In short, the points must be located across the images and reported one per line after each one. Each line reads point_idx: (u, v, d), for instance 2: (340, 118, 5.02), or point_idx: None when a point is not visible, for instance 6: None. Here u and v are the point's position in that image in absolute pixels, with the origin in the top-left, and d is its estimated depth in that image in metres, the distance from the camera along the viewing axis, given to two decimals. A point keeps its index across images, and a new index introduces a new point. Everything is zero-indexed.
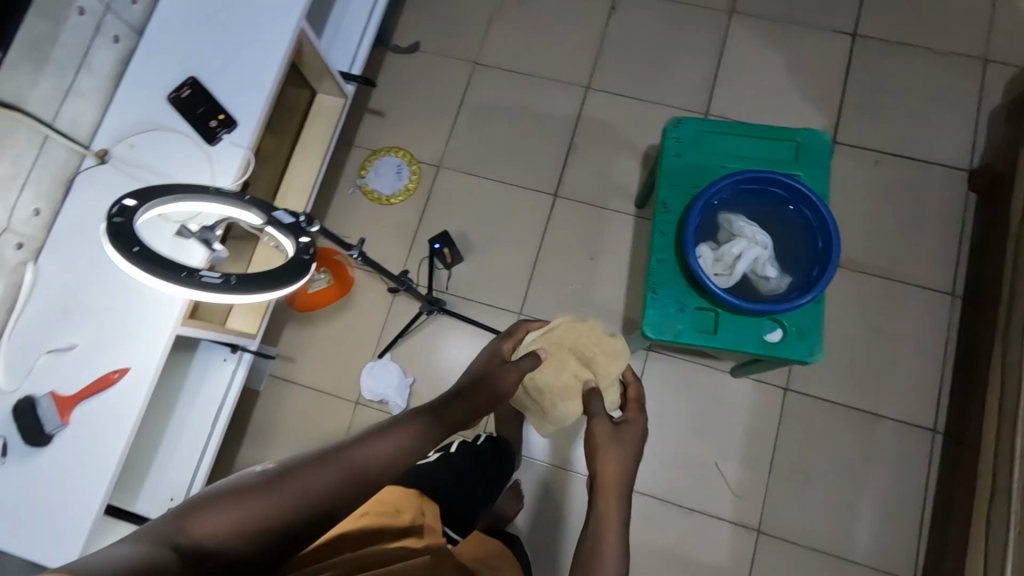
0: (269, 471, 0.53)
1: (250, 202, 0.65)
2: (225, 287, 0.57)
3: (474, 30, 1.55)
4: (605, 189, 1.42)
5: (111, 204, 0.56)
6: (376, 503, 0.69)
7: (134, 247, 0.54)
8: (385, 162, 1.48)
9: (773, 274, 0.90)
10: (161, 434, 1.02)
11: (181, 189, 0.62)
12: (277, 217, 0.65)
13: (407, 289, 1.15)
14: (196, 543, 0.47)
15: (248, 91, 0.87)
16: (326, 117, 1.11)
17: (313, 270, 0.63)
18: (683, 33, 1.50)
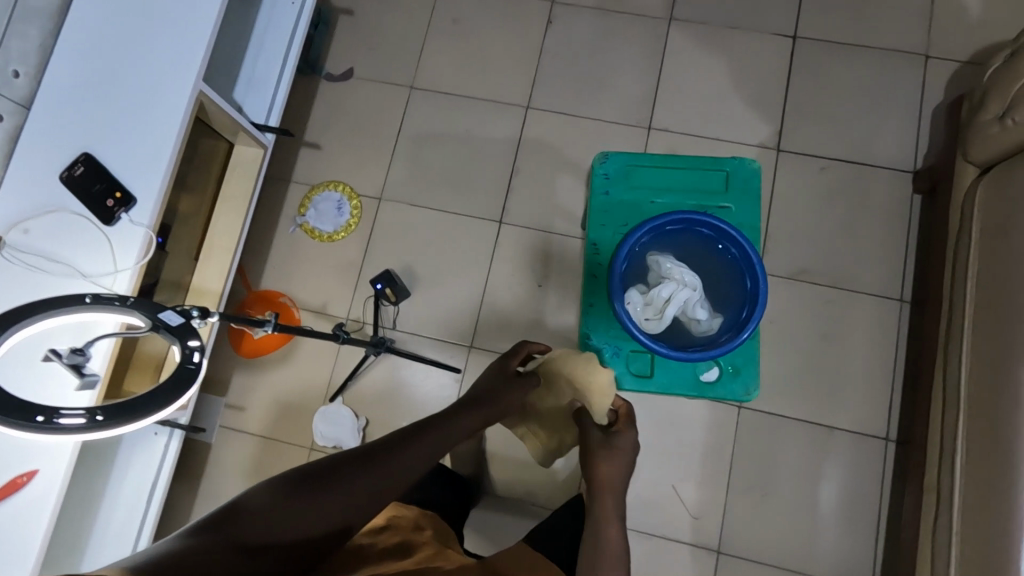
0: (314, 474, 0.72)
1: (134, 306, 0.62)
2: (93, 425, 0.57)
3: (408, 52, 1.50)
4: (551, 213, 1.39)
5: None
6: (396, 518, 0.87)
7: None
8: (325, 198, 1.43)
9: (704, 316, 0.89)
10: (92, 513, 1.09)
11: (53, 304, 0.60)
12: (163, 321, 0.62)
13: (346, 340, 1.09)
14: (250, 529, 0.62)
15: (146, 164, 0.83)
16: (246, 170, 1.07)
17: (198, 378, 0.61)
18: (622, 43, 1.46)
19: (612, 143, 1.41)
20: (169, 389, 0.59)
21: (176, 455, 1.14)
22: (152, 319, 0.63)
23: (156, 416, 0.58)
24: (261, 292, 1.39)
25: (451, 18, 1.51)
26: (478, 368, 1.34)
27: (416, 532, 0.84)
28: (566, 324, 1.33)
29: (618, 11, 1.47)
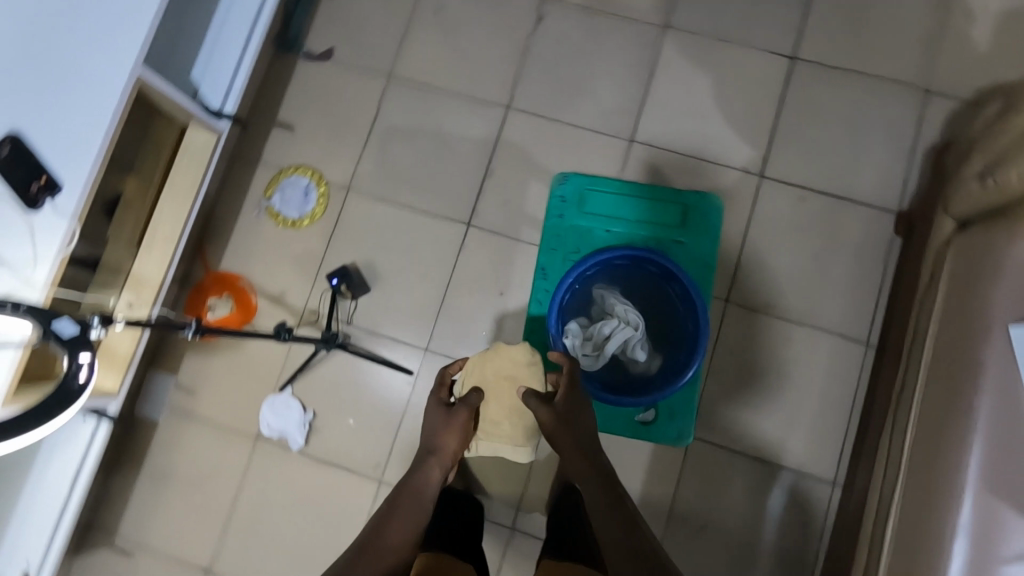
0: None
1: (26, 312, 0.63)
2: None
3: (391, 38, 1.45)
4: (520, 220, 1.36)
5: None
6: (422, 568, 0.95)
7: None
8: (292, 183, 1.40)
9: (642, 356, 0.96)
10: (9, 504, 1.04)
11: None
12: (56, 330, 0.62)
13: (287, 339, 1.10)
14: None
15: (77, 151, 0.80)
16: (195, 157, 1.04)
17: (83, 396, 0.60)
18: (610, 49, 1.41)
19: (590, 152, 1.37)
20: (49, 406, 0.57)
21: (102, 444, 1.07)
22: (46, 327, 0.63)
23: (33, 433, 0.56)
24: (219, 274, 1.37)
25: (437, 5, 1.45)
26: (430, 371, 1.32)
27: None
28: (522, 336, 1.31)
29: (610, 14, 1.42)
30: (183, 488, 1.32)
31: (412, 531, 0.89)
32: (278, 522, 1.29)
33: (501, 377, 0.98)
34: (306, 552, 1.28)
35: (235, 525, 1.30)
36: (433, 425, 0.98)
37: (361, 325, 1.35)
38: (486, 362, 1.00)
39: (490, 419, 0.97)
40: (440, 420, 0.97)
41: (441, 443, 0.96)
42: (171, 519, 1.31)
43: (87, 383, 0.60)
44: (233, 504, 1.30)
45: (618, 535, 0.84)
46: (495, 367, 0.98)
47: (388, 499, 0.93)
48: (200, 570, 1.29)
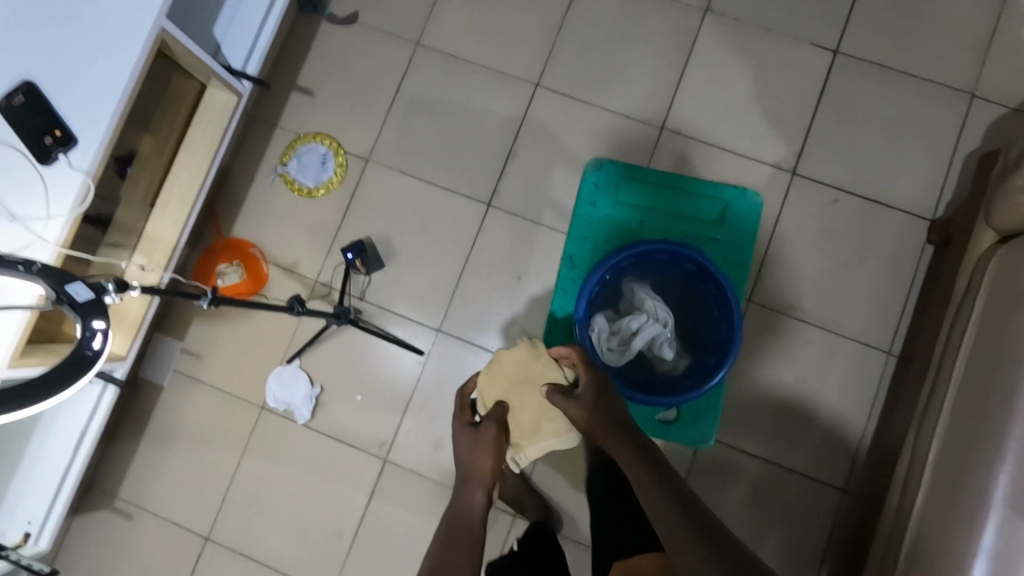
0: None
1: (39, 273, 0.59)
2: None
3: (420, 5, 1.39)
4: (542, 203, 1.32)
5: None
6: None
7: None
8: (309, 150, 1.36)
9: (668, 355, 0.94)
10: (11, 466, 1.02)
11: None
12: (70, 294, 0.59)
13: (301, 313, 1.06)
14: None
15: (94, 105, 0.76)
16: (214, 118, 1.00)
17: (98, 365, 0.58)
18: (646, 31, 1.35)
19: (618, 138, 1.33)
20: (59, 375, 0.55)
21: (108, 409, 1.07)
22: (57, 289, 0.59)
23: (40, 406, 0.54)
24: (231, 241, 1.34)
25: None
26: (442, 353, 1.30)
27: None
28: (537, 323, 1.28)
29: None
30: (185, 454, 1.30)
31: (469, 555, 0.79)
32: (280, 494, 1.28)
33: (518, 382, 0.98)
34: (307, 526, 1.27)
35: (236, 495, 1.29)
36: (463, 451, 0.94)
37: (374, 301, 1.32)
38: (496, 373, 1.00)
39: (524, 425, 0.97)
40: (472, 442, 0.94)
41: (474, 462, 0.92)
42: (172, 485, 1.29)
43: (101, 351, 0.58)
44: (236, 474, 1.29)
45: (684, 525, 0.66)
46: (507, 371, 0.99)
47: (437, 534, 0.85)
48: (200, 537, 1.28)
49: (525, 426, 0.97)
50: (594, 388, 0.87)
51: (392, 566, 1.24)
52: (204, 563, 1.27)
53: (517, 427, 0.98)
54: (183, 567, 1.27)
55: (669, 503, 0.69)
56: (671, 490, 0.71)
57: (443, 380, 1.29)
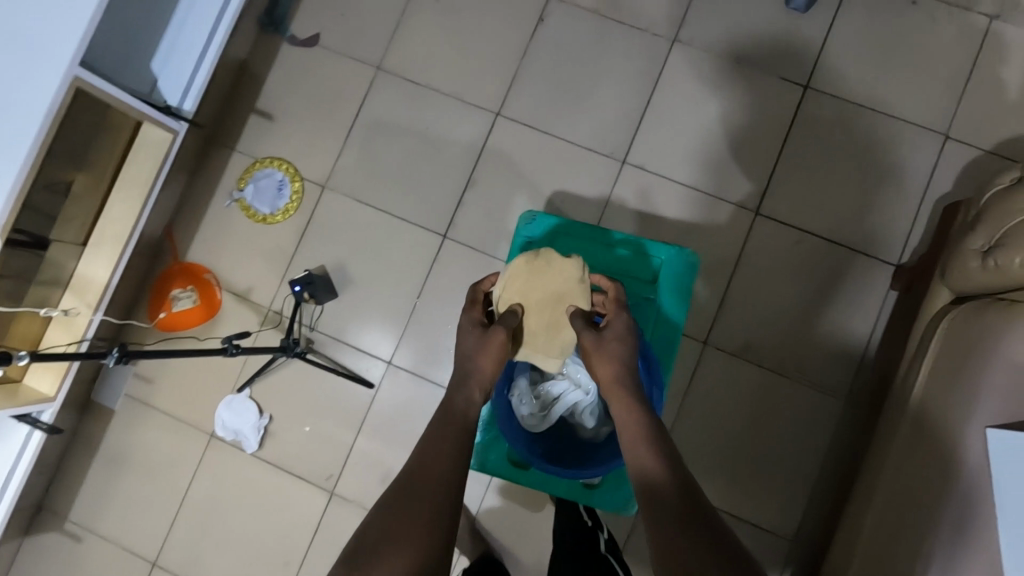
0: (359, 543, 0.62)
1: None
2: None
3: (383, 27, 1.36)
4: (499, 235, 1.30)
5: None
6: None
7: None
8: (265, 175, 1.34)
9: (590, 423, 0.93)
10: None
11: None
12: None
13: (235, 352, 1.05)
14: None
15: (3, 162, 0.78)
16: (151, 157, 1.01)
17: None
18: (613, 59, 1.32)
19: (580, 170, 1.30)
20: None
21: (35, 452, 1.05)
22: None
23: None
24: (185, 265, 1.33)
25: None
26: (392, 385, 1.28)
27: None
28: None
29: (616, 21, 1.32)
30: (135, 478, 1.30)
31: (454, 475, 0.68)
32: (228, 522, 1.28)
33: (551, 292, 0.86)
34: (253, 555, 1.27)
35: (184, 521, 1.29)
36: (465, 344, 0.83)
37: (326, 330, 1.31)
38: (531, 272, 0.87)
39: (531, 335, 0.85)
40: (475, 343, 0.83)
41: (470, 363, 0.81)
42: (122, 509, 1.30)
43: None
44: (184, 500, 1.29)
45: (699, 533, 0.62)
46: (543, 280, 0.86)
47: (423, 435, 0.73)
48: (147, 561, 1.28)
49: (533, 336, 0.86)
50: (625, 337, 0.83)
51: None
52: None
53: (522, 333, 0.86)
54: None
55: (668, 478, 0.68)
56: (674, 466, 0.69)
57: (393, 412, 1.27)
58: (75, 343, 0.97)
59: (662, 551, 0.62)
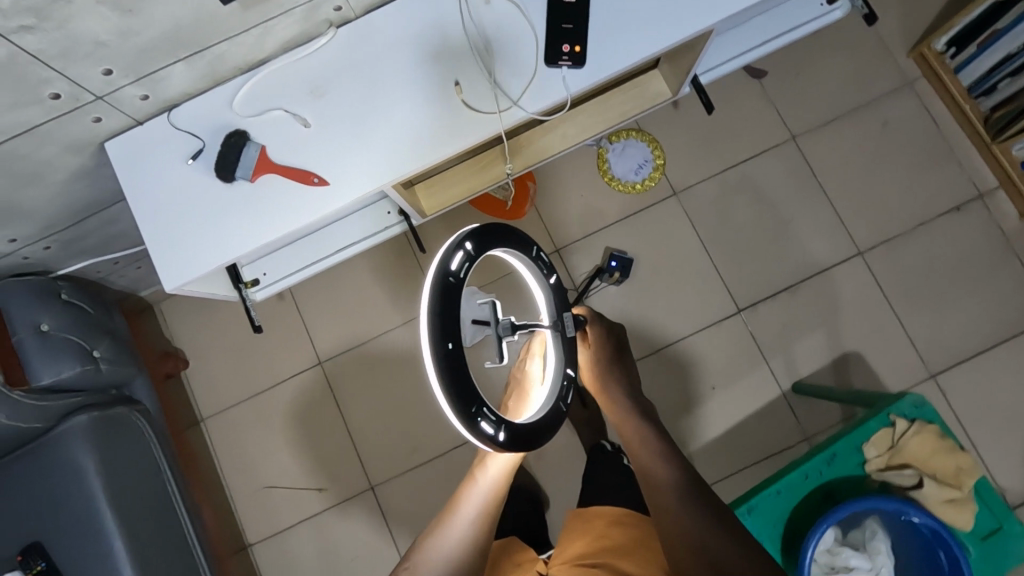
0: None
1: (552, 291, 0.78)
2: (489, 439, 0.64)
3: (822, 109, 1.35)
4: (782, 347, 1.29)
5: (449, 265, 0.64)
6: (608, 524, 0.86)
7: (444, 346, 0.61)
8: (636, 147, 1.34)
9: None
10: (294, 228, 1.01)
11: (510, 246, 0.71)
12: (562, 324, 0.78)
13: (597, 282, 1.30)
14: None
15: (610, 49, 0.78)
16: (643, 97, 1.02)
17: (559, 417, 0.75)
18: (989, 289, 1.28)
19: (890, 351, 1.28)
20: (539, 430, 0.71)
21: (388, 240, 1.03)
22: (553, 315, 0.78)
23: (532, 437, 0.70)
24: None
25: (884, 119, 1.34)
26: None
27: (616, 533, 0.83)
28: (696, 436, 1.27)
29: (1017, 262, 1.29)
30: (352, 289, 1.34)
31: (482, 531, 0.79)
32: (396, 383, 1.32)
33: (928, 473, 0.86)
34: (397, 425, 1.31)
35: (367, 353, 1.33)
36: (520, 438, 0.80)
37: (615, 310, 1.31)
38: (927, 448, 0.86)
39: (898, 479, 0.86)
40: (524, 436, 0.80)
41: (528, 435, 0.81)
42: (330, 302, 1.34)
43: (566, 410, 0.75)
44: (378, 337, 1.33)
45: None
46: (928, 459, 0.86)
47: (453, 503, 0.81)
48: (316, 357, 1.33)
49: (898, 484, 0.87)
50: (596, 363, 0.93)
51: (432, 507, 1.28)
52: (305, 379, 1.33)
53: (895, 475, 0.86)
54: (288, 368, 1.33)
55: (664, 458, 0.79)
56: (669, 457, 0.79)
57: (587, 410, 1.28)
58: (463, 195, 1.01)
59: (663, 527, 0.73)
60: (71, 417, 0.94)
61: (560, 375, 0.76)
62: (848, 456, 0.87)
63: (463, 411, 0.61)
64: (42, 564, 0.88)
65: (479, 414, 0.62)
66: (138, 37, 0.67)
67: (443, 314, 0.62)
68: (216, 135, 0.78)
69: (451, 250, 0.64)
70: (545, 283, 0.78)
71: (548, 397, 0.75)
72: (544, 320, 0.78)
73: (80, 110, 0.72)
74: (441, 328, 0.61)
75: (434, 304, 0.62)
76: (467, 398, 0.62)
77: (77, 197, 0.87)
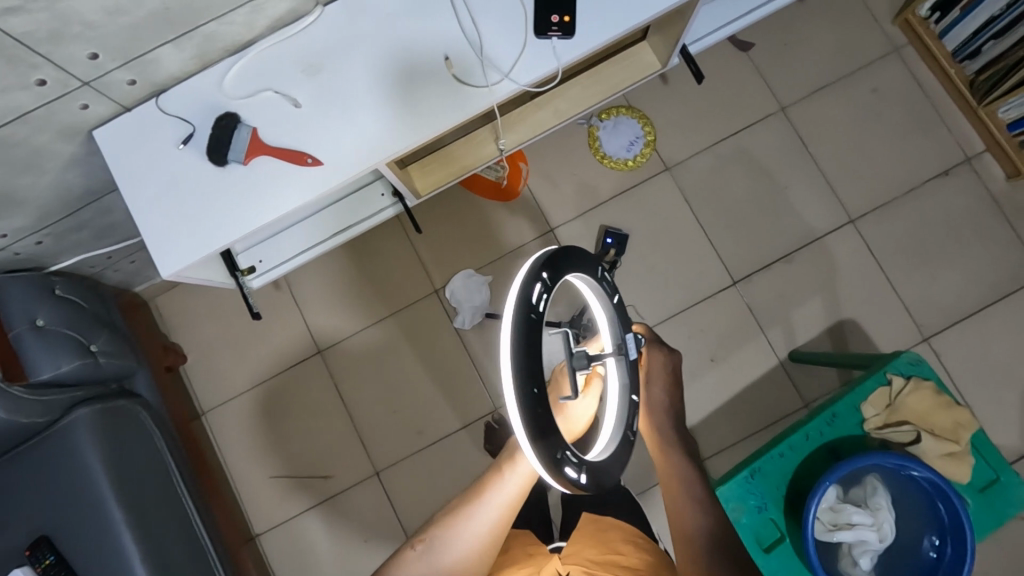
0: None
1: (616, 311, 0.67)
2: (574, 485, 0.56)
3: (810, 77, 1.36)
4: (778, 316, 1.30)
5: (530, 297, 0.55)
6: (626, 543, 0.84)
7: (529, 389, 0.53)
8: (627, 123, 1.34)
9: (862, 565, 0.82)
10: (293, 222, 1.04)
11: (575, 262, 0.62)
12: (628, 345, 0.66)
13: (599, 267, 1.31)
14: None
15: (599, 18, 0.78)
16: (633, 68, 1.03)
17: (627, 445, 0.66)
18: (980, 252, 1.30)
19: (884, 316, 1.29)
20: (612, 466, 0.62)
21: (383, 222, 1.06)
22: (617, 335, 0.67)
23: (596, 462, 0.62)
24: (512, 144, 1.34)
25: (873, 86, 1.35)
26: None
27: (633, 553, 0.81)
28: (698, 408, 1.28)
29: (1006, 224, 1.30)
30: (349, 276, 1.34)
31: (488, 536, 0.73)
32: (396, 367, 1.32)
33: (926, 429, 0.87)
34: (401, 409, 1.32)
35: (367, 339, 1.33)
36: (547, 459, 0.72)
37: None
38: (924, 406, 0.87)
39: (897, 438, 0.87)
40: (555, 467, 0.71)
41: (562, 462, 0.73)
42: (327, 290, 1.34)
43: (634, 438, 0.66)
44: (377, 323, 1.33)
45: None
46: (925, 416, 0.87)
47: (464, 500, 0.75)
48: (315, 346, 1.33)
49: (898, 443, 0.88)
50: (648, 389, 0.81)
51: (438, 490, 1.29)
52: (306, 368, 1.33)
53: (892, 433, 0.87)
54: (288, 357, 1.33)
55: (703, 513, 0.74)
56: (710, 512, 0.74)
57: None
58: (455, 175, 1.01)
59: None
60: (74, 410, 0.94)
61: (626, 402, 0.66)
62: (845, 415, 0.89)
63: (549, 455, 0.53)
64: (50, 556, 0.88)
65: (564, 460, 0.55)
66: (125, 17, 0.66)
67: (528, 350, 0.53)
68: (207, 118, 0.78)
69: (529, 280, 0.56)
70: (608, 300, 0.67)
71: (614, 426, 0.65)
72: (607, 342, 0.67)
73: (68, 96, 0.72)
74: (528, 369, 0.53)
75: (518, 349, 0.53)
76: (552, 445, 0.54)
77: (68, 187, 0.86)
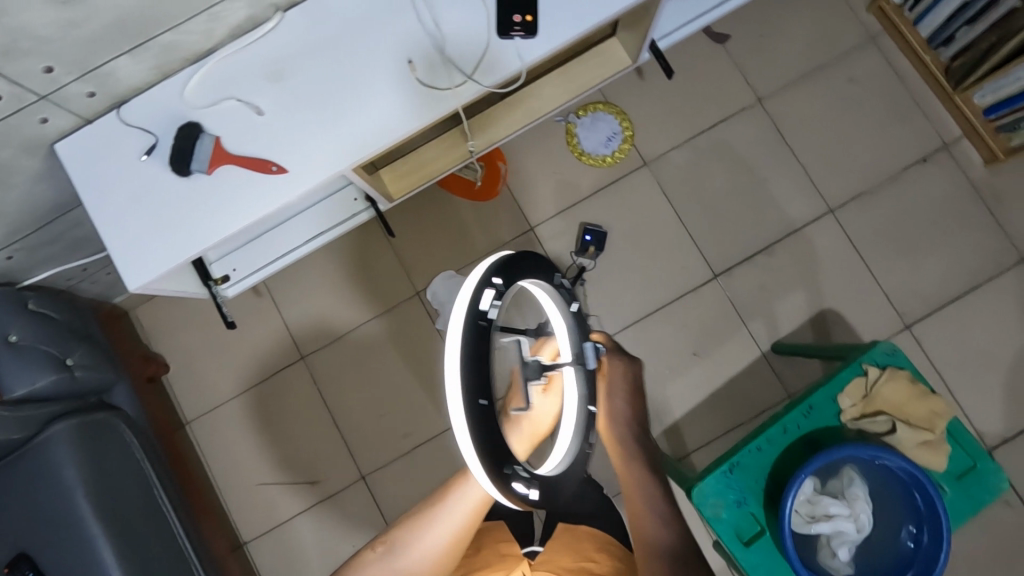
0: None
1: (574, 323, 0.70)
2: (524, 498, 0.60)
3: (787, 68, 1.36)
4: (760, 309, 1.30)
5: (478, 312, 0.59)
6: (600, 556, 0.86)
7: (474, 401, 0.57)
8: (605, 119, 1.34)
9: (841, 557, 0.82)
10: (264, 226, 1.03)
11: (528, 274, 0.66)
12: (585, 358, 0.69)
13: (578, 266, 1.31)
14: None
15: (561, 16, 0.77)
16: (604, 65, 1.02)
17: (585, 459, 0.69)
18: (960, 238, 1.30)
19: (866, 305, 1.29)
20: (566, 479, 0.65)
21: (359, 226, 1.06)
22: (574, 346, 0.69)
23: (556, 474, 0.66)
24: None
25: (849, 75, 1.35)
26: None
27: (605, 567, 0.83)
28: (682, 403, 1.28)
29: (985, 209, 1.31)
30: (330, 281, 1.34)
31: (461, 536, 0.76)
32: (380, 370, 1.32)
33: (903, 419, 0.87)
34: (386, 412, 1.31)
35: (350, 343, 1.33)
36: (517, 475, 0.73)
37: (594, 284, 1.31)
38: (899, 396, 0.88)
39: (875, 430, 0.87)
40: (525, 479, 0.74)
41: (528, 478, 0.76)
42: (308, 296, 1.33)
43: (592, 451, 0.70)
44: (360, 326, 1.33)
45: None
46: (901, 406, 0.88)
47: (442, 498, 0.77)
48: (298, 352, 1.33)
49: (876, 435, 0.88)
50: (610, 400, 0.82)
51: (425, 492, 1.29)
52: (289, 375, 1.32)
53: (870, 424, 0.87)
54: (271, 363, 1.33)
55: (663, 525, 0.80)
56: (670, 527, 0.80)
57: None
58: (426, 179, 1.00)
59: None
60: (51, 424, 0.93)
61: (583, 412, 0.69)
62: (824, 407, 0.89)
63: (496, 467, 0.57)
64: (29, 572, 0.87)
65: (512, 473, 0.58)
66: (79, 30, 0.65)
67: (477, 364, 0.57)
68: (170, 129, 0.77)
69: (479, 289, 0.60)
70: (565, 311, 0.70)
71: (573, 440, 0.67)
72: (565, 353, 0.69)
73: (25, 111, 0.71)
74: (476, 383, 0.57)
75: (468, 359, 0.58)
76: (501, 457, 0.58)
77: (34, 202, 0.86)
